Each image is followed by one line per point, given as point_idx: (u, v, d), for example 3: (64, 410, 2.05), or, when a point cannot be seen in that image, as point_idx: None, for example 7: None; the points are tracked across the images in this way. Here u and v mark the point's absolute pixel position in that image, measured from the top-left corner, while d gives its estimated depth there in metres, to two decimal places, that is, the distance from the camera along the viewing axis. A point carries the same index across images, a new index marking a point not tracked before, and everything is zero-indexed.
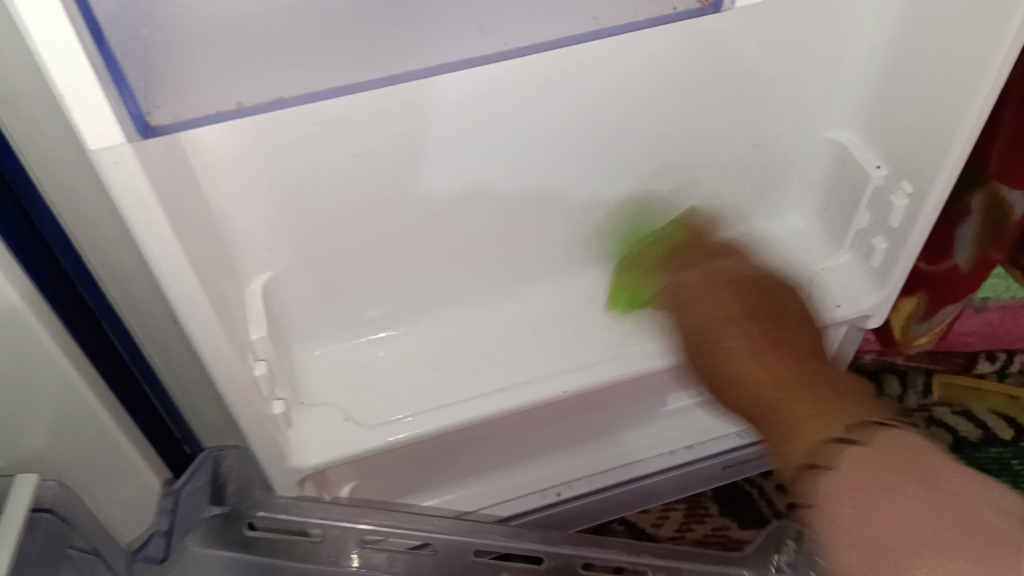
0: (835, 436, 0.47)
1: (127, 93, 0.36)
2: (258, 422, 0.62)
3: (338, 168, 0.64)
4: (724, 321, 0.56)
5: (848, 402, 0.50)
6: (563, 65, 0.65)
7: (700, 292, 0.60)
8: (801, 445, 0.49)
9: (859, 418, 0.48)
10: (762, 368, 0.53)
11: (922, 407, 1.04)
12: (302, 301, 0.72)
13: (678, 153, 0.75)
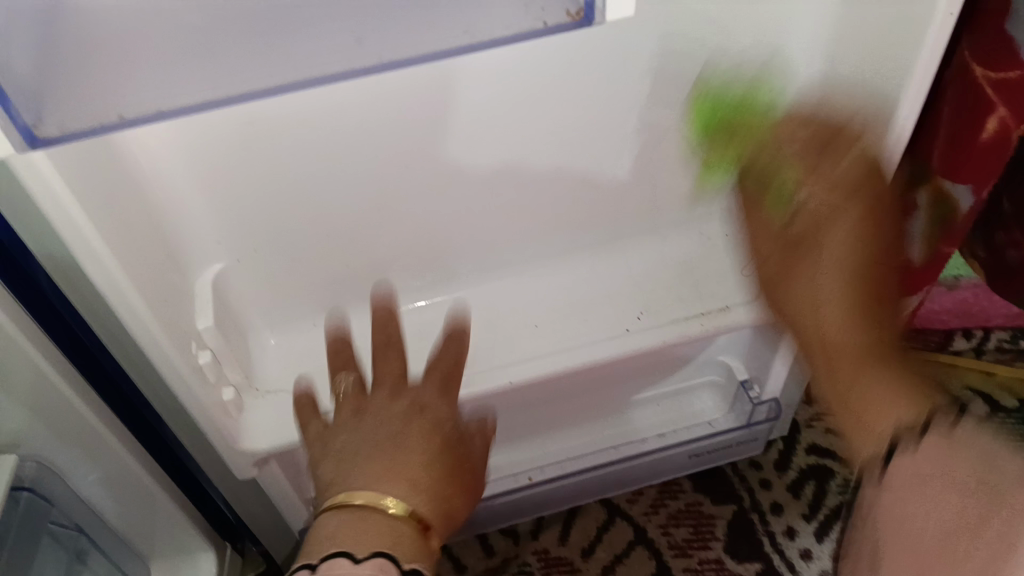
0: (903, 425, 0.46)
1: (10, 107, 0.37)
2: (203, 407, 0.65)
3: (277, 163, 0.67)
4: (837, 208, 0.53)
5: (921, 378, 0.48)
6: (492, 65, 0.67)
7: (846, 207, 0.53)
8: (870, 427, 0.48)
9: (927, 409, 0.46)
10: (838, 289, 0.50)
11: None
12: (255, 290, 0.76)
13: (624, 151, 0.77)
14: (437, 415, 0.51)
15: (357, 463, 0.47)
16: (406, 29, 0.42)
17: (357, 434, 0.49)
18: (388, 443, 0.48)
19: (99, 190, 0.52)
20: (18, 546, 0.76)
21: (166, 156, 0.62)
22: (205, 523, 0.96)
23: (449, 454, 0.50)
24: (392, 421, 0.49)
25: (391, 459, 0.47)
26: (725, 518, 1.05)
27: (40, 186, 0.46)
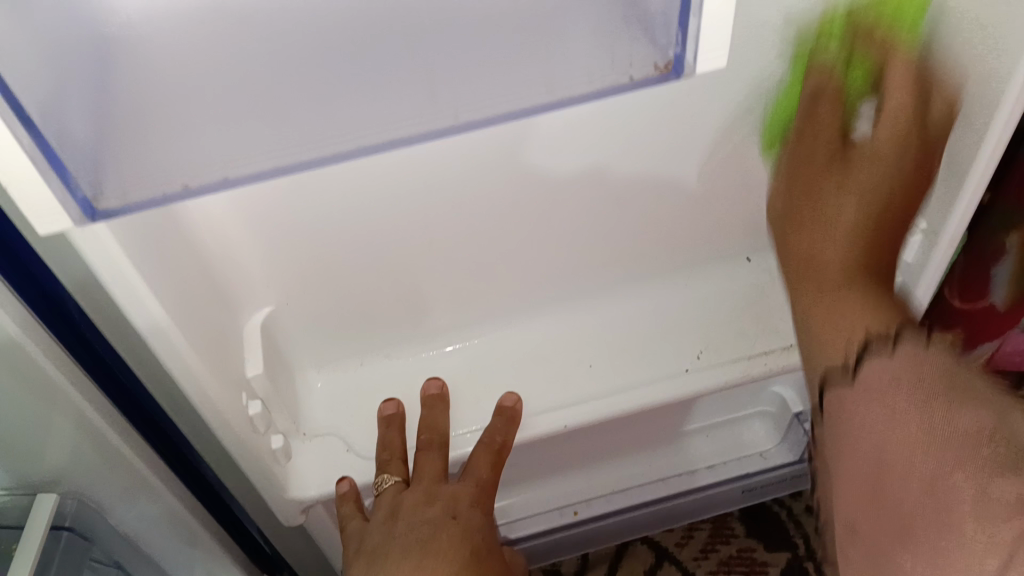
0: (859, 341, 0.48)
1: (67, 178, 0.35)
2: (254, 458, 0.63)
3: (331, 206, 0.65)
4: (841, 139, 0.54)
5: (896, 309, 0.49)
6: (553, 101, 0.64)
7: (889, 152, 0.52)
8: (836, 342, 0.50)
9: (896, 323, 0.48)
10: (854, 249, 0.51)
11: None
12: (302, 331, 0.74)
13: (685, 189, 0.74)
14: (468, 523, 0.64)
15: (389, 566, 0.60)
16: (485, 85, 0.40)
17: (393, 541, 0.62)
18: (419, 547, 0.60)
19: (150, 247, 0.50)
20: None
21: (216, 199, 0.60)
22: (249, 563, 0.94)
23: (476, 561, 0.61)
24: (420, 530, 0.62)
25: (424, 562, 0.59)
26: (779, 567, 1.05)
27: (100, 258, 0.45)
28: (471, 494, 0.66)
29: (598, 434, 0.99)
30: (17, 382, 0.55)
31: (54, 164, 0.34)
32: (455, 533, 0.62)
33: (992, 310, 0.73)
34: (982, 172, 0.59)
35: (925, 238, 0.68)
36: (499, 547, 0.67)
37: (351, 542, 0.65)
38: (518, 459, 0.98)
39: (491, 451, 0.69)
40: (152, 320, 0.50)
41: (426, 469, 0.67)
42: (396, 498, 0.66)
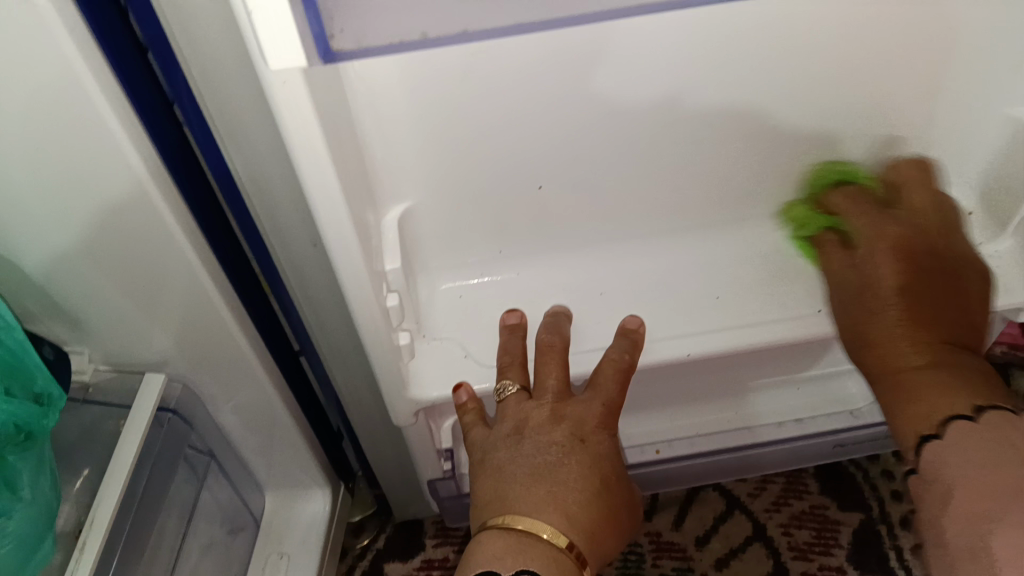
0: (962, 412, 0.59)
1: (313, 9, 0.35)
2: (384, 349, 0.63)
3: (485, 105, 0.64)
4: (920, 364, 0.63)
5: (970, 383, 0.61)
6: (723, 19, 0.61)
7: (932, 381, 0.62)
8: (924, 415, 0.61)
9: (980, 399, 0.60)
10: (917, 355, 0.63)
11: None
12: (429, 235, 0.74)
13: (841, 126, 0.73)
14: (595, 450, 0.65)
15: (514, 489, 0.61)
16: None
17: (519, 457, 0.63)
18: (545, 470, 0.61)
19: (330, 117, 0.50)
20: (160, 463, 0.80)
21: (388, 93, 0.60)
22: (322, 454, 0.99)
23: (602, 491, 0.63)
24: (548, 452, 0.62)
25: (552, 488, 0.60)
26: (848, 526, 1.10)
27: (301, 144, 0.46)
28: (599, 415, 0.65)
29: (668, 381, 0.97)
30: (147, 229, 0.59)
31: None
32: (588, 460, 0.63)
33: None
34: None
35: None
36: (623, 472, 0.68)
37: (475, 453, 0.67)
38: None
39: (619, 368, 0.66)
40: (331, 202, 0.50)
41: (549, 376, 0.65)
42: (518, 410, 0.65)
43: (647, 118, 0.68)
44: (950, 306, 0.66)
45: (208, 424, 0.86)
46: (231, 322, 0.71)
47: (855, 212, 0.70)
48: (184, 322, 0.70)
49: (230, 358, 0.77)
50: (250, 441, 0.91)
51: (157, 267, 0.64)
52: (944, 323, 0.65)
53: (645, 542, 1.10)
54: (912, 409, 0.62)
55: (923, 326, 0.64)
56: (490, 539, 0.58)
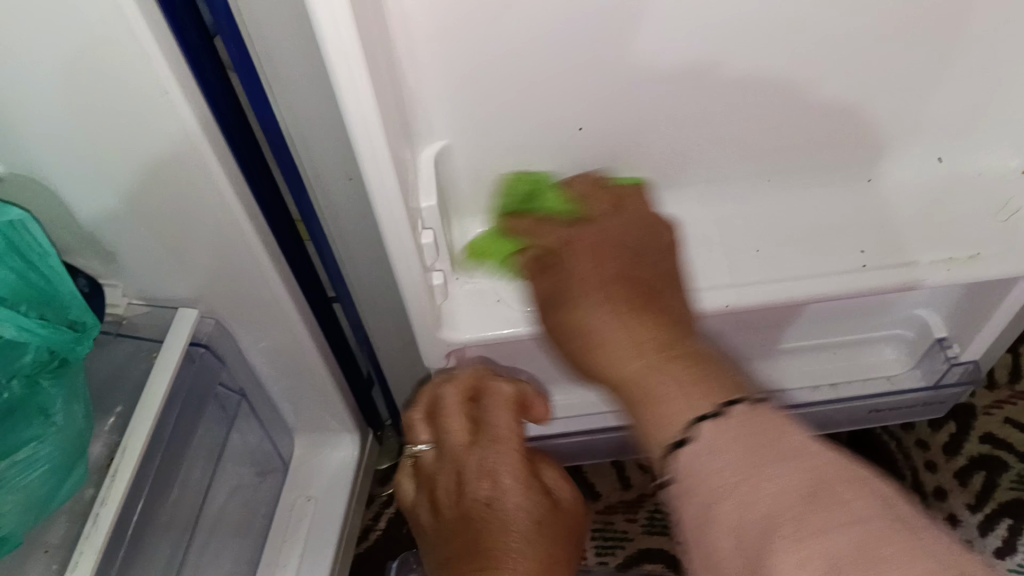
0: (679, 431, 0.48)
1: None
2: (419, 289, 0.62)
3: (529, 44, 0.63)
4: (616, 325, 0.55)
5: (664, 360, 0.52)
6: None
7: (588, 338, 0.57)
8: (666, 425, 0.49)
9: (722, 398, 0.48)
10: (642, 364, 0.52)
11: None
12: (466, 177, 0.73)
13: (890, 79, 0.73)
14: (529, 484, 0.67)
15: None
16: None
17: None
18: (485, 525, 0.63)
19: (372, 48, 0.49)
20: (191, 399, 0.80)
21: (427, 22, 0.59)
22: (353, 401, 1.00)
23: (540, 525, 0.65)
24: None
25: None
26: None
27: (341, 69, 0.44)
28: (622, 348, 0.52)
29: (703, 339, 0.95)
30: (183, 166, 0.59)
31: None
32: None
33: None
34: None
35: None
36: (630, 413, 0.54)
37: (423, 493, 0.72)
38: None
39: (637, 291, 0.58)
40: (370, 137, 0.49)
41: (453, 426, 0.68)
42: None
43: (691, 62, 0.68)
44: (639, 279, 0.60)
45: (239, 365, 0.86)
46: (265, 262, 0.71)
47: (545, 233, 0.66)
48: (218, 260, 0.70)
49: (262, 300, 0.76)
50: (282, 384, 0.91)
51: (190, 206, 0.63)
52: (660, 309, 0.57)
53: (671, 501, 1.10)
54: (652, 410, 0.50)
55: (661, 328, 0.54)
56: None
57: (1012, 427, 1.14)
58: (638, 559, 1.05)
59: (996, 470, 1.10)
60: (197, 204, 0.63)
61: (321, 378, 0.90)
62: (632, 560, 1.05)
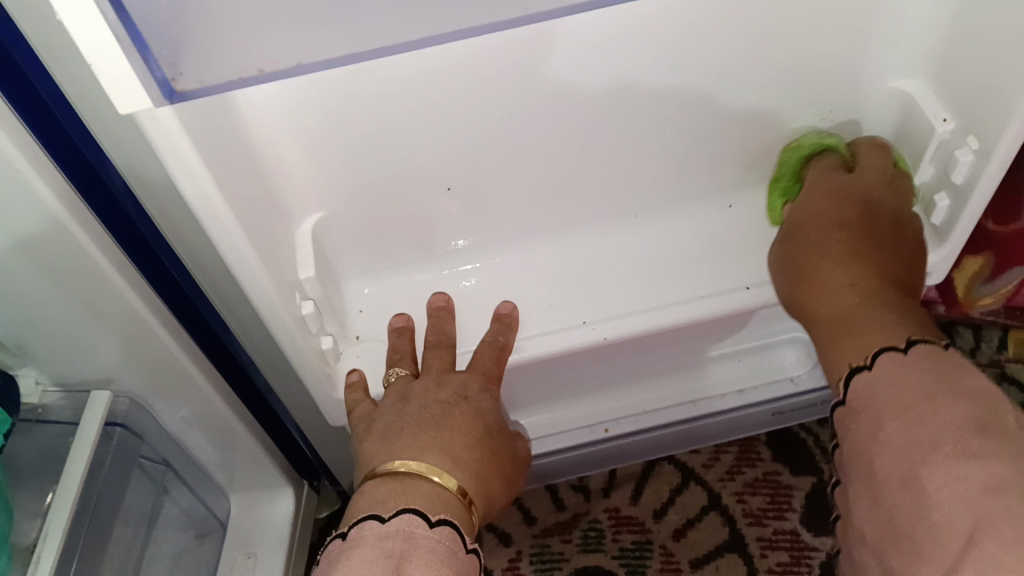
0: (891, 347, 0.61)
1: (152, 59, 0.37)
2: (304, 357, 0.66)
3: (389, 116, 0.68)
4: (832, 262, 0.70)
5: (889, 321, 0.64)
6: (601, 27, 0.65)
7: (831, 255, 0.71)
8: (861, 350, 0.63)
9: (906, 334, 0.62)
10: (844, 290, 0.68)
11: (995, 361, 1.16)
12: (348, 240, 0.78)
13: (742, 113, 0.78)
14: (478, 406, 0.66)
15: (401, 443, 0.61)
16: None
17: (405, 417, 0.64)
18: (431, 420, 0.63)
19: (220, 147, 0.53)
20: (112, 475, 0.83)
21: (276, 108, 0.63)
22: (282, 458, 1.02)
23: (485, 437, 0.65)
24: (433, 407, 0.64)
25: (437, 438, 0.62)
26: (801, 489, 1.14)
27: (181, 176, 0.48)
28: (478, 382, 0.68)
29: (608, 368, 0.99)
30: (74, 287, 0.60)
31: (135, 41, 0.36)
32: (469, 442, 0.63)
33: (1023, 235, 0.77)
34: None
35: (978, 159, 0.67)
36: (506, 436, 0.69)
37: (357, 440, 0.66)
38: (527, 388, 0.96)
39: (496, 349, 0.70)
40: (223, 223, 0.52)
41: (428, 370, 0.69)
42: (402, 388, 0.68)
43: (546, 116, 0.73)
44: (867, 245, 0.71)
45: (159, 437, 0.88)
46: (174, 359, 0.73)
47: (851, 187, 0.74)
48: (125, 361, 0.72)
49: (176, 387, 0.78)
50: (206, 452, 0.94)
51: (94, 321, 0.64)
52: (870, 253, 0.70)
53: (604, 517, 1.13)
54: (855, 346, 0.64)
55: (856, 253, 0.70)
56: (376, 485, 0.58)
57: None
58: None
59: None
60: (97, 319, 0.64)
61: (249, 441, 0.93)
62: None
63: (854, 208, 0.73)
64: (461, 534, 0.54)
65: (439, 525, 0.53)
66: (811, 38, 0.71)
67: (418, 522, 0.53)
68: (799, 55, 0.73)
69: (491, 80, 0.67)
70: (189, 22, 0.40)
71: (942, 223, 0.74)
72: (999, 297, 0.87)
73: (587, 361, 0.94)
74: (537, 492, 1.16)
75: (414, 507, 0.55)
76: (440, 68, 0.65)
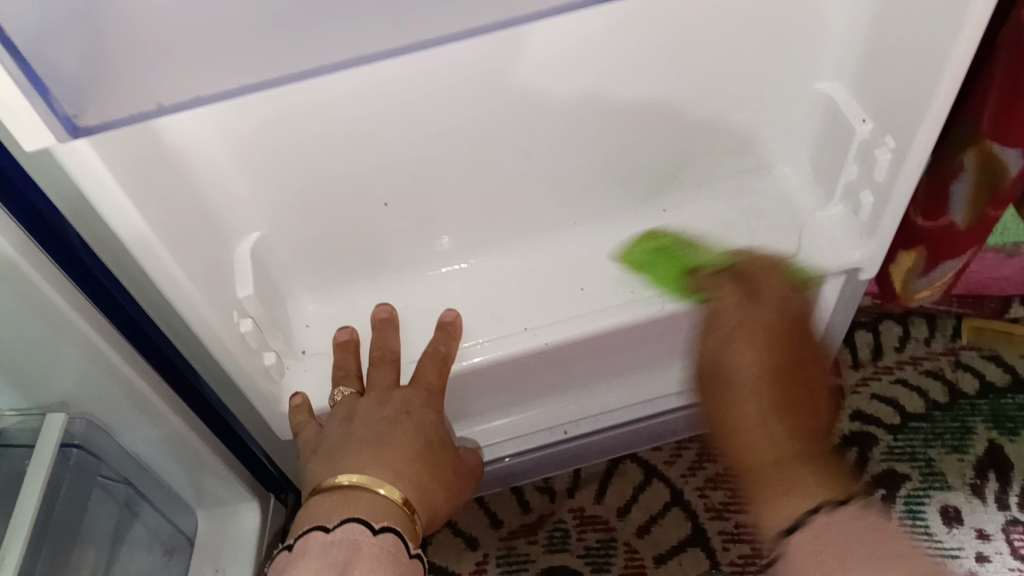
0: (809, 508, 0.48)
1: (51, 100, 0.41)
2: (247, 375, 0.67)
3: (320, 138, 0.70)
4: (750, 351, 0.56)
5: (803, 429, 0.52)
6: (520, 44, 0.68)
7: (732, 334, 0.58)
8: (784, 505, 0.49)
9: (831, 492, 0.49)
10: (784, 434, 0.52)
11: (950, 350, 1.17)
12: (290, 258, 0.80)
13: (670, 120, 0.80)
14: (421, 420, 0.68)
15: (344, 458, 0.62)
16: None
17: (349, 435, 0.65)
18: (372, 438, 0.64)
19: (146, 176, 0.54)
20: (70, 497, 0.83)
21: (208, 136, 0.65)
22: (246, 475, 1.04)
23: (428, 450, 0.66)
24: (375, 425, 0.65)
25: (380, 452, 0.63)
26: None
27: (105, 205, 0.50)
28: (421, 398, 0.70)
29: (565, 376, 1.00)
30: (17, 314, 0.61)
31: (35, 86, 0.39)
32: (410, 455, 0.64)
33: (952, 228, 0.77)
34: (947, 91, 0.61)
35: (894, 157, 0.69)
36: (450, 446, 0.70)
37: (303, 454, 0.67)
38: (483, 394, 0.97)
39: (437, 361, 0.72)
40: (148, 247, 0.54)
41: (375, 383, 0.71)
42: (348, 405, 0.69)
43: (476, 131, 0.74)
44: (800, 373, 0.55)
45: (117, 457, 0.90)
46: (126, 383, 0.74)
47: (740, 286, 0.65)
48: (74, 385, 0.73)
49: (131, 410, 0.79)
50: (167, 469, 0.95)
51: (38, 346, 0.66)
52: (805, 377, 0.55)
53: (569, 518, 1.15)
54: (776, 494, 0.50)
55: (777, 373, 0.55)
56: (321, 500, 0.58)
57: (880, 402, 1.13)
58: None
59: (869, 445, 1.10)
60: (40, 344, 0.65)
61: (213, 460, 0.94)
62: None
63: (739, 312, 0.61)
64: (404, 541, 0.55)
65: (382, 533, 0.54)
66: (729, 46, 0.73)
67: (361, 531, 0.54)
68: (719, 63, 0.75)
69: (418, 99, 0.69)
70: (105, 70, 0.44)
71: (868, 220, 0.74)
72: (935, 290, 0.87)
73: (537, 366, 0.95)
74: (502, 495, 1.17)
75: (358, 516, 0.55)
76: (364, 89, 0.67)
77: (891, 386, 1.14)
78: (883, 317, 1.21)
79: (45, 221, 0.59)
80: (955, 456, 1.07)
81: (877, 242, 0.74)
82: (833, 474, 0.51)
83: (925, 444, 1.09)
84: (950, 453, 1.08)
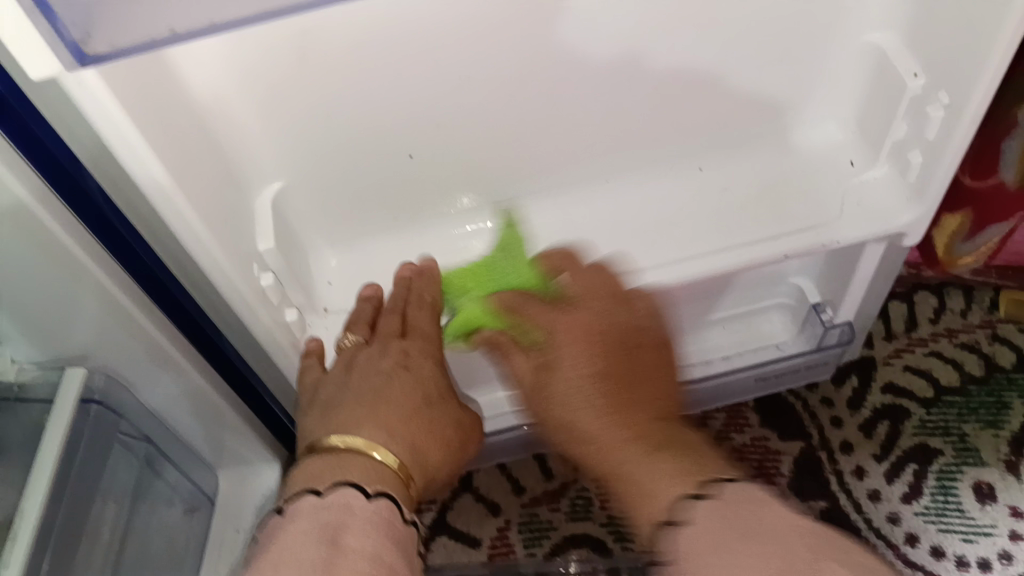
0: (684, 494, 0.51)
1: (58, 24, 0.39)
2: (267, 330, 0.66)
3: (344, 83, 0.68)
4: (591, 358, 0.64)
5: (645, 439, 0.58)
6: None
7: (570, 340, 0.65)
8: (654, 504, 0.53)
9: (693, 477, 0.53)
10: (619, 438, 0.58)
11: (987, 323, 1.13)
12: (312, 212, 0.78)
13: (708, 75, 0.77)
14: (420, 372, 0.65)
15: (339, 416, 0.60)
16: None
17: (347, 390, 0.63)
18: (370, 395, 0.61)
19: (160, 118, 0.52)
20: (90, 452, 0.82)
21: (228, 80, 0.63)
22: (266, 435, 1.03)
23: (425, 406, 0.63)
24: (372, 380, 0.63)
25: (376, 410, 0.60)
26: None
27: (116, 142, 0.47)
28: (424, 349, 0.67)
29: None
30: (32, 264, 0.59)
31: (39, 6, 0.37)
32: (407, 415, 0.61)
33: (1002, 187, 0.74)
34: (1007, 39, 0.57)
35: (948, 113, 0.65)
36: (456, 403, 0.68)
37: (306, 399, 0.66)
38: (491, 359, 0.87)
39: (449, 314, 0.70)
40: (162, 189, 0.52)
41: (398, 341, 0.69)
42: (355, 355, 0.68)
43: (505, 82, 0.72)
44: (623, 380, 0.62)
45: (137, 412, 0.88)
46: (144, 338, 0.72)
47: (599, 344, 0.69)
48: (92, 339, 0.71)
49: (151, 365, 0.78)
50: (186, 426, 0.94)
51: (56, 298, 0.64)
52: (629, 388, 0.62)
53: (592, 487, 1.12)
54: (645, 503, 0.53)
55: (631, 397, 0.61)
56: (313, 461, 0.56)
57: (914, 373, 1.09)
58: (564, 545, 1.09)
59: (900, 418, 1.06)
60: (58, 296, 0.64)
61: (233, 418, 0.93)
62: (559, 548, 1.09)
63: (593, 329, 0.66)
64: (399, 506, 0.53)
65: (376, 497, 0.52)
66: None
67: (354, 494, 0.51)
68: (760, 14, 0.72)
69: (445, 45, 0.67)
70: None
71: (917, 183, 0.71)
72: (977, 255, 0.84)
73: None
74: (525, 462, 1.15)
75: (351, 479, 0.53)
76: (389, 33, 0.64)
77: (925, 358, 1.10)
78: (918, 288, 1.17)
79: (62, 170, 0.57)
80: (992, 431, 1.04)
81: (928, 203, 0.70)
82: (672, 460, 0.54)
83: (960, 418, 1.05)
84: (986, 427, 1.04)
